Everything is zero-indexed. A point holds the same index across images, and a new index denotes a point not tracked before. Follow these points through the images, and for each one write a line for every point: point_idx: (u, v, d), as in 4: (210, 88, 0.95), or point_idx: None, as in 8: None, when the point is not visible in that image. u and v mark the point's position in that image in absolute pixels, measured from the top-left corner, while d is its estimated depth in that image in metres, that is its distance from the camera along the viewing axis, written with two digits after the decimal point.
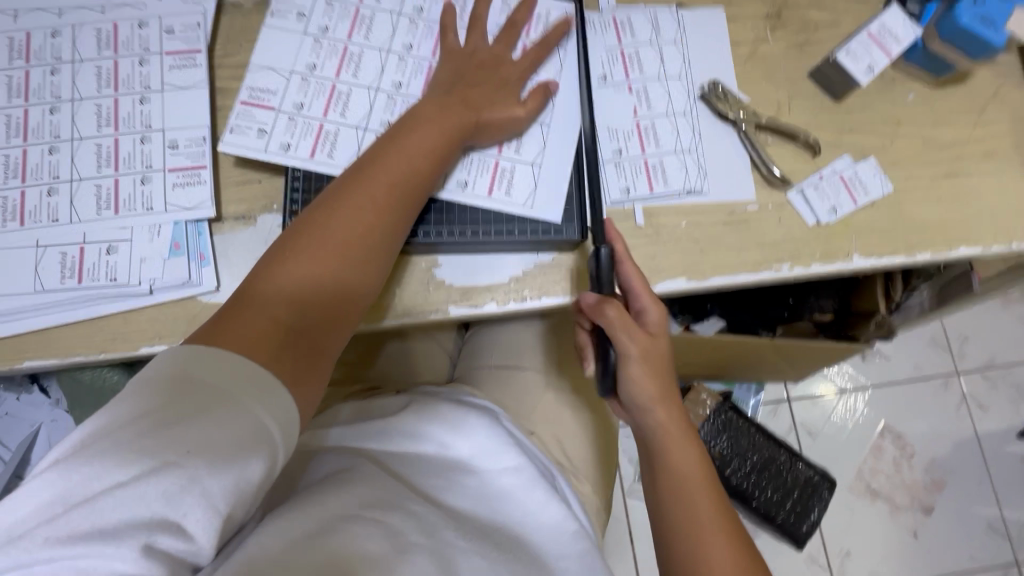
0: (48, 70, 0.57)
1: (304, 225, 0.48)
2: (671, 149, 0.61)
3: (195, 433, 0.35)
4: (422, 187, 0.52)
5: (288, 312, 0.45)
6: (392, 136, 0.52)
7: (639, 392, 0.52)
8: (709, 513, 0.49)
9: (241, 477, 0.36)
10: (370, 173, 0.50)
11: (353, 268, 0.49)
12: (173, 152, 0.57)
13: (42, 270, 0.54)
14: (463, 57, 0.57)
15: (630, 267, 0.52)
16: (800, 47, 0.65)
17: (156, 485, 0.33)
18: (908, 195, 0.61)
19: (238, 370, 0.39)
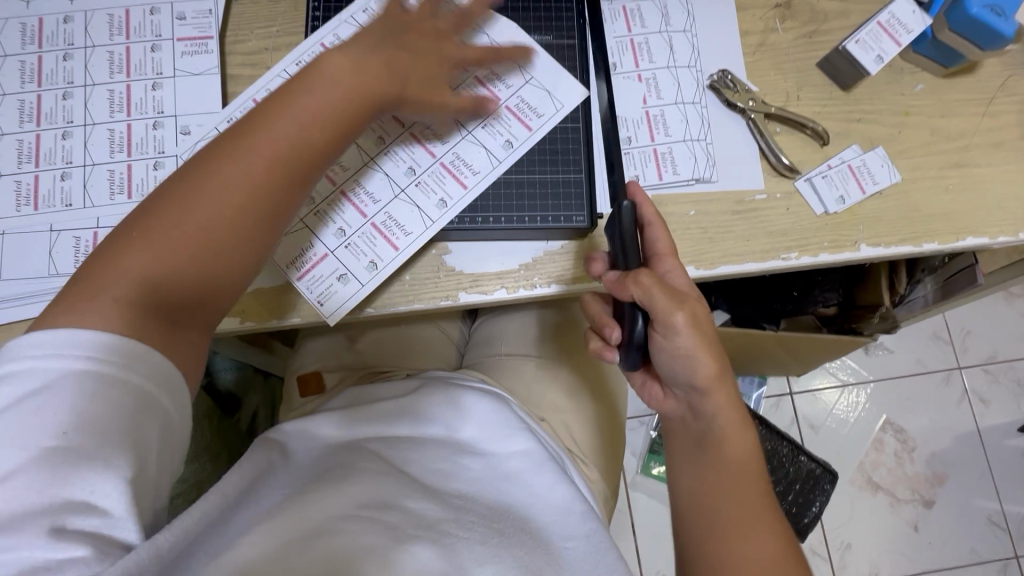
0: (61, 55, 0.58)
1: (187, 180, 0.45)
2: (680, 137, 0.62)
3: (78, 401, 0.37)
4: (319, 153, 0.48)
5: (135, 290, 0.42)
6: (279, 100, 0.48)
7: (681, 360, 0.50)
8: (762, 502, 0.49)
9: (139, 451, 0.38)
10: (255, 131, 0.46)
11: (240, 228, 0.45)
12: (185, 138, 0.57)
13: (57, 254, 0.54)
14: (394, 20, 0.54)
15: (657, 228, 0.53)
16: (809, 36, 0.65)
17: (59, 455, 0.36)
18: (916, 185, 0.62)
19: (78, 339, 0.39)
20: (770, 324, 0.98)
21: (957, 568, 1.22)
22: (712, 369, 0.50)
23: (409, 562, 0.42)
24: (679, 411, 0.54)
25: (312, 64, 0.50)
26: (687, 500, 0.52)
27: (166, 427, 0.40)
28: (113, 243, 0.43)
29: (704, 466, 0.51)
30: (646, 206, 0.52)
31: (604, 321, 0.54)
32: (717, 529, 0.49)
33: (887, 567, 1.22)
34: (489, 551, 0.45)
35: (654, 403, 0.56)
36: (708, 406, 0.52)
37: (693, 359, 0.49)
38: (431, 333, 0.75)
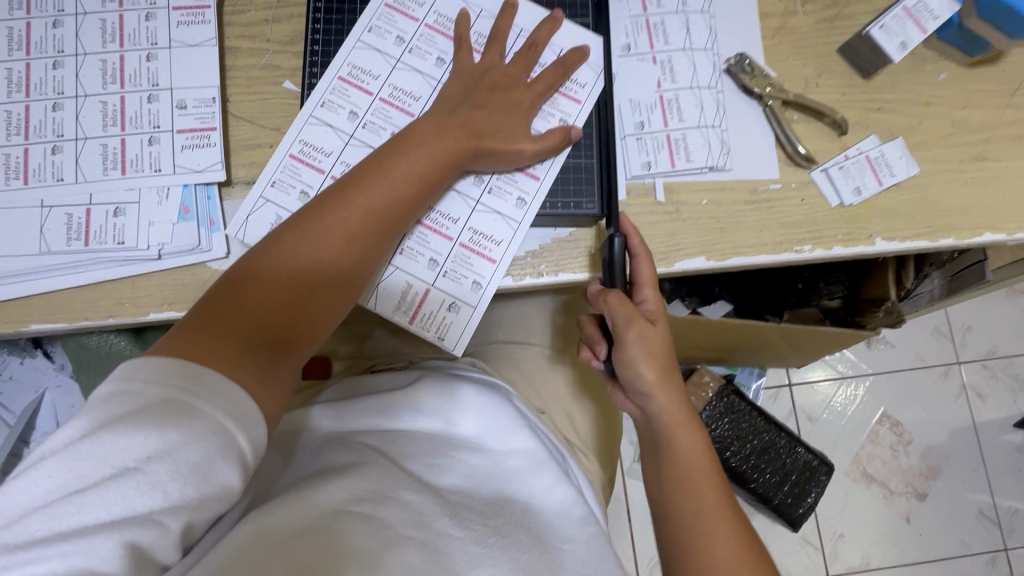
0: (50, 22, 0.55)
1: (296, 232, 0.48)
2: (695, 124, 0.60)
3: (162, 429, 0.36)
4: (414, 208, 0.51)
5: (245, 324, 0.45)
6: (384, 157, 0.51)
7: (624, 366, 0.52)
8: (714, 501, 0.48)
9: (211, 478, 0.37)
10: (361, 191, 0.49)
11: (337, 279, 0.49)
12: (181, 112, 0.55)
13: (48, 231, 0.52)
14: (468, 79, 0.55)
15: (642, 258, 0.53)
16: (831, 21, 0.63)
17: (136, 480, 0.35)
18: (934, 178, 0.60)
19: (189, 378, 0.39)
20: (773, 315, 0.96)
21: (946, 560, 1.24)
22: (655, 371, 0.51)
23: (398, 564, 0.41)
24: (638, 419, 0.54)
25: (417, 123, 0.53)
26: (649, 501, 0.52)
27: (241, 459, 0.39)
28: (227, 293, 0.46)
29: (654, 466, 0.52)
30: (631, 233, 0.53)
31: (595, 336, 0.56)
32: (667, 526, 0.49)
33: (878, 558, 1.23)
34: (486, 551, 0.45)
35: (621, 408, 0.57)
36: (657, 410, 0.52)
37: (635, 364, 0.51)
38: None
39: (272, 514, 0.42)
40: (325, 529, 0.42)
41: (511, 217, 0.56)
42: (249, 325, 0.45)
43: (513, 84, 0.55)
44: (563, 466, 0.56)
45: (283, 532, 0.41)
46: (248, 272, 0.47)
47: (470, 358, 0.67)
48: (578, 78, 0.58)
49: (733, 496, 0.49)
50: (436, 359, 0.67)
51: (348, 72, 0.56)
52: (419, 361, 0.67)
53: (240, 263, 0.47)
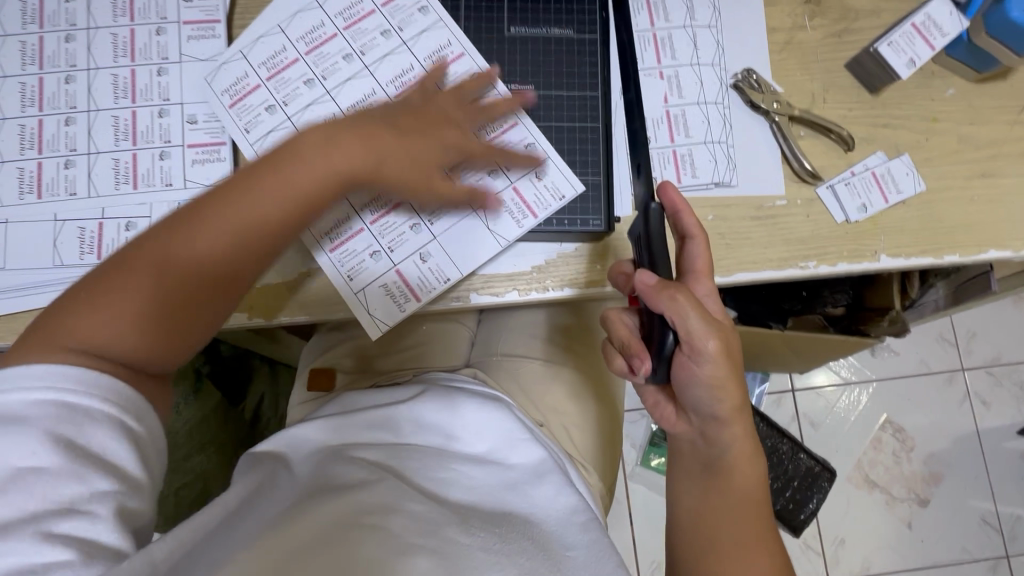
0: (63, 37, 0.56)
1: (183, 223, 0.47)
2: (701, 139, 0.60)
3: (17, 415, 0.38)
4: (290, 230, 0.49)
5: (97, 343, 0.43)
6: (279, 152, 0.49)
7: (711, 390, 0.47)
8: (757, 527, 0.49)
9: (99, 452, 0.39)
10: (283, 176, 0.48)
11: (219, 277, 0.47)
12: (192, 127, 0.55)
13: (61, 244, 0.53)
14: (414, 97, 0.54)
15: (698, 243, 0.50)
16: (839, 36, 0.62)
17: (37, 473, 0.37)
18: (941, 195, 0.60)
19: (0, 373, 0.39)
20: (777, 323, 0.96)
21: (947, 566, 1.24)
22: (735, 400, 0.48)
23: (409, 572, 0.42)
24: (691, 436, 0.51)
25: (314, 130, 0.50)
26: (683, 520, 0.52)
27: (118, 424, 0.41)
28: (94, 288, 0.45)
29: (708, 493, 0.50)
30: (686, 219, 0.49)
31: (637, 346, 0.50)
32: (711, 553, 0.49)
33: (879, 563, 1.24)
34: (491, 558, 0.45)
35: (665, 423, 0.53)
36: (725, 435, 0.49)
37: (721, 389, 0.47)
38: (441, 328, 0.75)
39: (279, 531, 0.43)
40: (332, 539, 0.43)
41: (544, 190, 0.56)
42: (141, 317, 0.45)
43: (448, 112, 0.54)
44: (567, 478, 0.57)
45: (295, 544, 0.42)
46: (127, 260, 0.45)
47: (473, 371, 0.69)
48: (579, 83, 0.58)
49: (772, 518, 0.51)
50: (438, 373, 0.68)
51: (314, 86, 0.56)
52: (422, 375, 0.68)
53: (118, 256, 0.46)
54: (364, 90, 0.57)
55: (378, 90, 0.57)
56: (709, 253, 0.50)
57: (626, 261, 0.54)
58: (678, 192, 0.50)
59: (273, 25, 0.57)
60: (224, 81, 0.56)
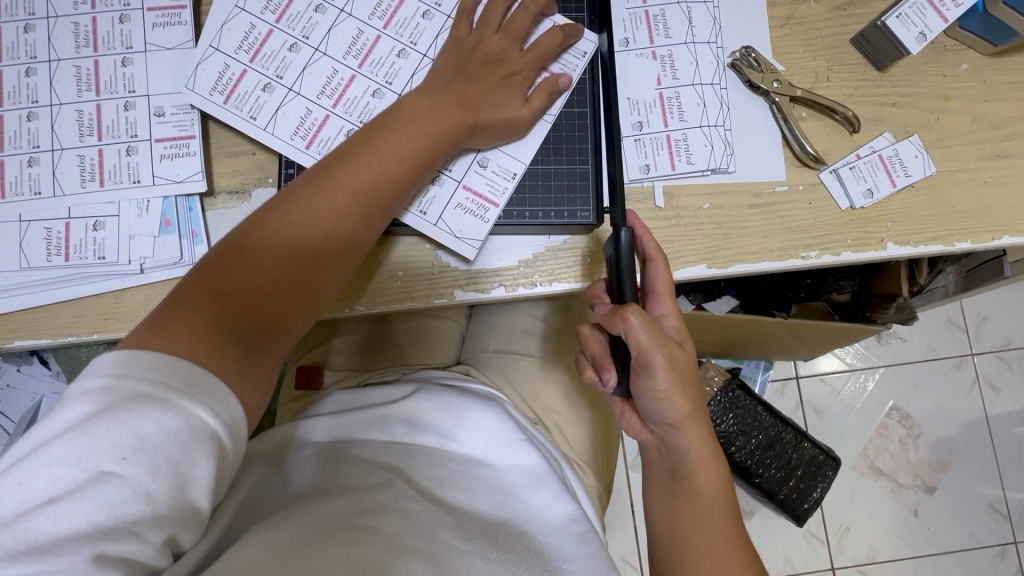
0: (22, 27, 0.53)
1: (287, 207, 0.45)
2: (697, 123, 0.56)
3: (146, 425, 0.34)
4: (388, 204, 0.48)
5: (210, 339, 0.40)
6: (370, 132, 0.48)
7: (657, 401, 0.46)
8: (728, 532, 0.47)
9: (187, 475, 0.35)
10: (366, 162, 0.47)
11: (331, 258, 0.46)
12: (159, 120, 0.53)
13: (27, 246, 0.51)
14: (463, 54, 0.51)
15: (658, 265, 0.49)
16: (844, 9, 0.59)
17: (111, 483, 0.32)
18: (952, 178, 0.57)
19: (159, 374, 0.36)
20: (780, 312, 0.94)
21: (953, 553, 1.22)
22: (688, 407, 0.46)
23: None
24: (654, 443, 0.50)
25: (403, 100, 0.49)
26: (656, 531, 0.49)
27: (219, 446, 0.37)
28: (204, 277, 0.43)
29: (675, 500, 0.48)
30: (645, 240, 0.48)
31: (604, 357, 0.49)
32: (684, 560, 0.46)
33: (884, 551, 1.22)
34: (487, 567, 0.44)
35: (632, 433, 0.52)
36: (682, 442, 0.48)
37: (666, 400, 0.45)
38: (432, 324, 0.72)
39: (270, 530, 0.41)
40: (327, 539, 0.41)
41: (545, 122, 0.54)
42: (244, 301, 0.43)
43: (504, 58, 0.52)
44: (561, 479, 0.55)
45: (286, 541, 0.40)
46: (239, 247, 0.44)
47: (465, 367, 0.67)
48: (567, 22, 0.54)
49: (743, 523, 0.48)
50: (428, 370, 0.66)
51: (299, 49, 0.53)
52: (412, 372, 0.66)
53: (223, 244, 0.45)
54: (350, 33, 0.54)
55: (364, 28, 0.54)
56: (669, 272, 0.49)
57: (599, 282, 0.51)
58: (633, 210, 0.50)
59: (230, 6, 0.53)
60: (208, 80, 0.52)
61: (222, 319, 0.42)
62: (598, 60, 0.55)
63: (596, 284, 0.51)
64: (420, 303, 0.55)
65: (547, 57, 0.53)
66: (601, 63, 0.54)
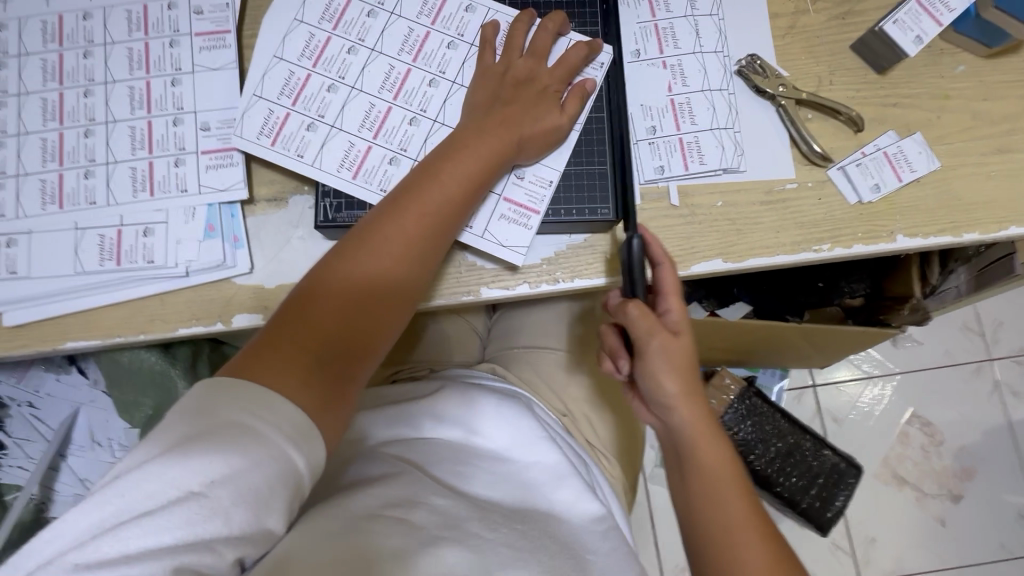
0: (81, 53, 0.58)
1: (357, 242, 0.48)
2: (708, 126, 0.60)
3: (237, 456, 0.37)
4: (449, 230, 0.51)
5: (300, 371, 0.43)
6: (429, 165, 0.51)
7: (652, 379, 0.49)
8: (739, 503, 0.48)
9: (265, 504, 0.37)
10: (428, 193, 0.50)
11: (402, 281, 0.49)
12: (205, 134, 0.57)
13: (81, 252, 0.55)
14: (496, 80, 0.55)
15: (666, 269, 0.50)
16: (843, 18, 0.62)
17: (198, 506, 0.35)
18: (956, 172, 0.59)
19: (258, 404, 0.39)
20: (795, 316, 0.95)
21: (984, 563, 1.20)
22: (682, 386, 0.49)
23: (436, 563, 0.42)
24: (659, 426, 0.53)
25: (454, 132, 0.53)
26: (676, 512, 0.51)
27: (296, 480, 0.39)
28: (290, 310, 0.46)
29: (683, 479, 0.50)
30: (642, 230, 0.51)
31: (615, 348, 0.53)
32: (703, 534, 0.47)
33: (912, 562, 1.20)
34: (513, 554, 0.46)
35: (641, 418, 0.55)
36: (682, 418, 0.50)
37: (661, 380, 0.49)
38: (454, 328, 0.75)
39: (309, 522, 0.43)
40: (358, 530, 0.43)
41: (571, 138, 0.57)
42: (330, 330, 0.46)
43: (534, 77, 0.56)
44: (585, 478, 0.57)
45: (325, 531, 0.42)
46: (320, 280, 0.47)
47: (490, 365, 0.69)
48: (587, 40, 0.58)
49: (757, 497, 0.49)
50: (455, 369, 0.68)
51: (336, 84, 0.57)
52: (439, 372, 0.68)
53: (305, 280, 0.48)
54: (383, 69, 0.58)
55: (396, 63, 0.58)
56: (676, 273, 0.50)
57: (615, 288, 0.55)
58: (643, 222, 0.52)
59: (269, 58, 0.57)
60: (255, 126, 0.56)
61: (306, 351, 0.44)
62: (611, 69, 0.58)
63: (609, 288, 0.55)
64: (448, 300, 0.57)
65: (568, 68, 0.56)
66: (612, 72, 0.58)
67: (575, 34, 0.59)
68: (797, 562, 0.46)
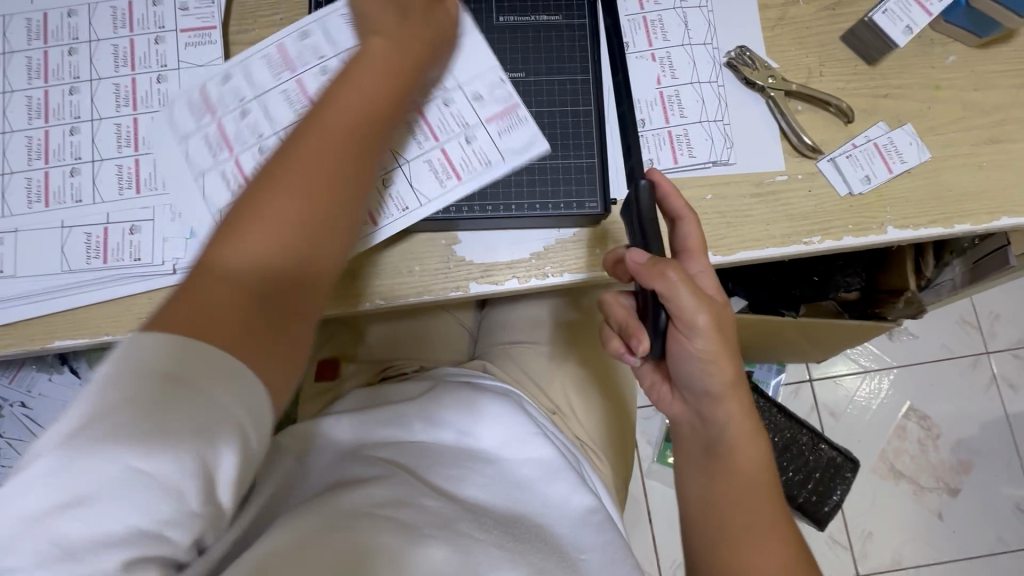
0: (66, 50, 0.57)
1: (268, 170, 0.42)
2: (697, 119, 0.59)
3: (172, 428, 0.31)
4: (375, 139, 0.45)
5: (232, 321, 0.36)
6: (338, 81, 0.45)
7: (703, 364, 0.47)
8: (766, 499, 0.48)
9: (213, 472, 0.32)
10: (342, 106, 0.44)
11: (347, 215, 0.43)
12: (191, 131, 0.57)
13: (68, 250, 0.54)
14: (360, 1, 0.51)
15: (689, 222, 0.50)
16: (833, 8, 0.62)
17: (141, 487, 0.30)
18: (947, 163, 0.59)
19: (204, 368, 0.33)
20: (789, 310, 0.94)
21: (981, 556, 1.20)
22: (730, 375, 0.48)
23: (425, 562, 0.42)
24: (689, 416, 0.51)
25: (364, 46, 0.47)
26: (691, 508, 0.50)
27: (245, 440, 0.34)
28: (200, 277, 0.38)
29: (712, 473, 0.49)
30: (675, 200, 0.49)
31: (631, 326, 0.50)
32: (723, 536, 0.47)
33: (910, 555, 1.20)
34: (504, 555, 0.45)
35: (665, 403, 0.54)
36: (722, 415, 0.49)
37: (714, 365, 0.47)
38: (445, 325, 0.75)
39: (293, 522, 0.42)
40: (347, 526, 0.43)
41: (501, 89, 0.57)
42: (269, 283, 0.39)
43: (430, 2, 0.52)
44: (579, 473, 0.57)
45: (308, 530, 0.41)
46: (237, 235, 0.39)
47: (480, 363, 0.69)
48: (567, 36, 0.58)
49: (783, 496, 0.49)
50: (446, 367, 0.68)
51: (301, 100, 0.57)
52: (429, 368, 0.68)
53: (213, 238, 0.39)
54: None
55: None
56: (700, 228, 0.50)
57: (618, 248, 0.52)
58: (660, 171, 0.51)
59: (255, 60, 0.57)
60: (245, 128, 0.56)
61: (240, 299, 0.38)
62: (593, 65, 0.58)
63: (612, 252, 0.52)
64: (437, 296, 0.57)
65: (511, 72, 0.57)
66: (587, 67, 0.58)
67: (556, 28, 0.59)
68: (813, 560, 0.47)
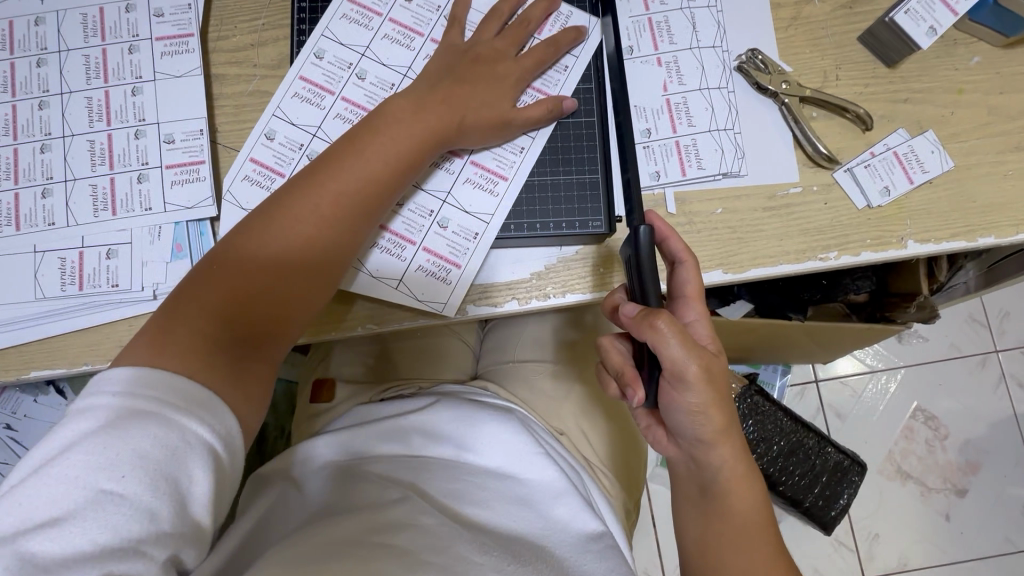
0: (34, 61, 0.54)
1: (286, 210, 0.45)
2: (706, 127, 0.56)
3: (142, 440, 0.34)
4: (379, 197, 0.48)
5: (201, 350, 0.41)
6: (354, 135, 0.48)
7: (692, 415, 0.44)
8: (762, 549, 0.45)
9: (184, 491, 0.35)
10: (347, 163, 0.47)
11: (338, 243, 0.46)
12: (170, 147, 0.53)
13: (42, 277, 0.51)
14: (455, 54, 0.53)
15: (688, 267, 0.47)
16: (849, 7, 0.58)
17: (112, 502, 0.32)
18: (971, 172, 0.55)
19: (180, 396, 0.37)
20: (797, 315, 0.92)
21: (990, 558, 1.18)
22: (721, 421, 0.45)
23: None
24: (682, 461, 0.48)
25: (386, 103, 0.50)
26: (690, 550, 0.48)
27: (216, 461, 0.37)
28: (190, 288, 0.43)
29: (707, 518, 0.47)
30: (673, 242, 0.47)
31: (629, 374, 0.47)
32: None
33: (917, 558, 1.18)
34: None
35: (658, 447, 0.50)
36: (715, 459, 0.46)
37: (702, 414, 0.44)
38: (444, 342, 0.73)
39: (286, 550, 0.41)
40: (337, 558, 0.40)
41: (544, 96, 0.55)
42: (233, 301, 0.43)
43: (500, 58, 0.53)
44: (583, 495, 0.54)
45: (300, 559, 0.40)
46: (227, 249, 0.45)
47: (482, 382, 0.66)
48: (582, 42, 0.56)
49: None
50: (447, 386, 0.65)
51: (359, 112, 0.54)
52: (428, 388, 0.65)
53: (214, 250, 0.45)
54: (371, 78, 0.55)
55: (385, 72, 0.55)
56: (698, 276, 0.48)
57: (618, 291, 0.49)
58: (663, 222, 0.48)
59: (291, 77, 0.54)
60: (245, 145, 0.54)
61: (218, 330, 0.42)
62: (600, 74, 0.56)
63: (614, 296, 0.48)
64: (431, 320, 0.53)
65: (546, 64, 0.54)
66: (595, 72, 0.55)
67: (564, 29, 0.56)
68: None
